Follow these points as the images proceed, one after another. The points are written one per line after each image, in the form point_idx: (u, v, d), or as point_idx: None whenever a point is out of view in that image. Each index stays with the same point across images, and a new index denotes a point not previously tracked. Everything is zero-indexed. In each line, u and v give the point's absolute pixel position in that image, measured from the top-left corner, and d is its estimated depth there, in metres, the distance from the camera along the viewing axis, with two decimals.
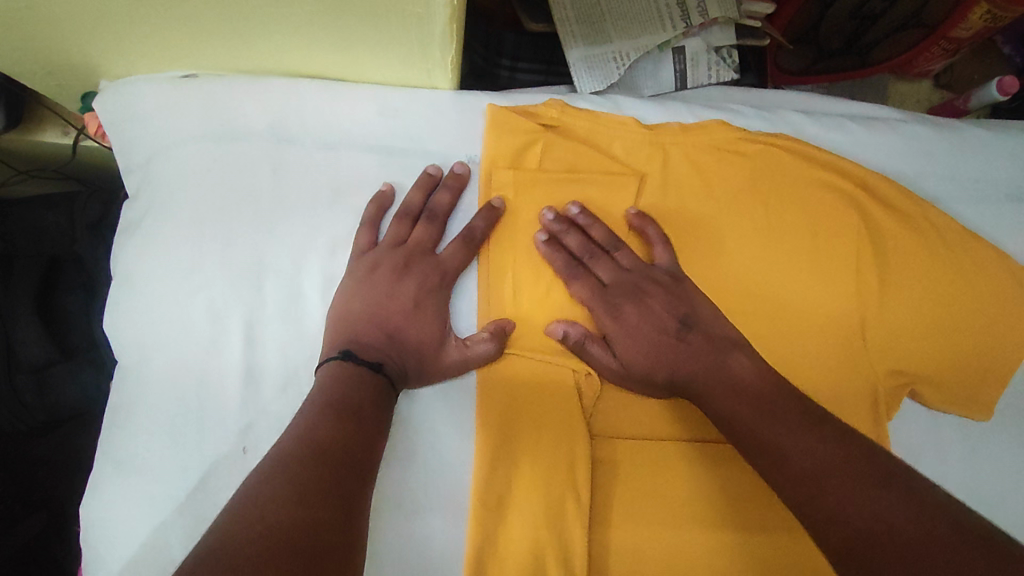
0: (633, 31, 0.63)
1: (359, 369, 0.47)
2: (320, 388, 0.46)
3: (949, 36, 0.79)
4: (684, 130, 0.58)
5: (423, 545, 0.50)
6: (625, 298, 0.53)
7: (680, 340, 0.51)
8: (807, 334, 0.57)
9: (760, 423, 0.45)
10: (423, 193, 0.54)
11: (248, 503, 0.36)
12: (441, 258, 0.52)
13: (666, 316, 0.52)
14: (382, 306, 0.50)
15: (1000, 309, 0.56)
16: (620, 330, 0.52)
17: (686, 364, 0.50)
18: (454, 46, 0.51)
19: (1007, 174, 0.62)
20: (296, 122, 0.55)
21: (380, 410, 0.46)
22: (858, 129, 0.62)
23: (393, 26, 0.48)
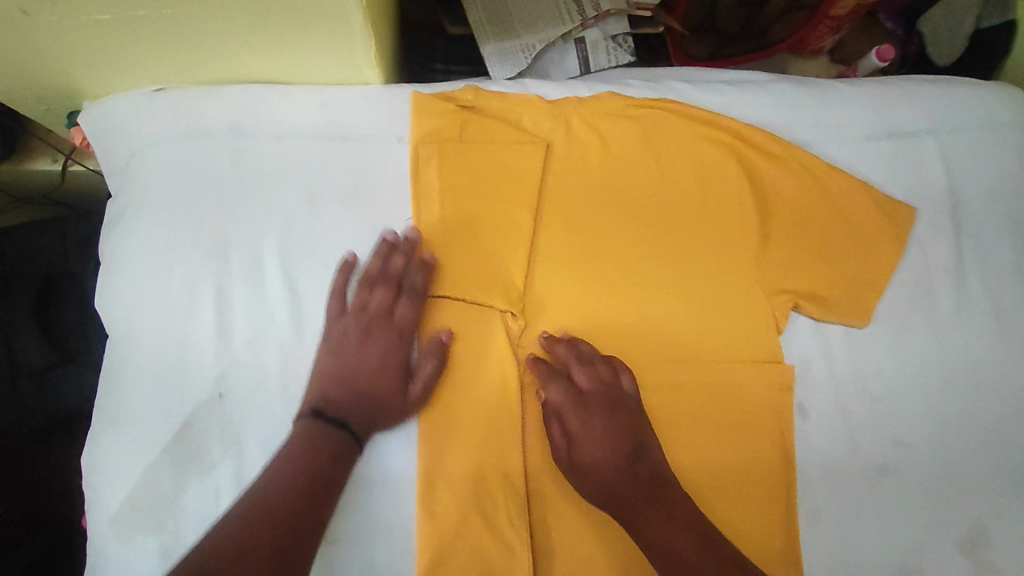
0: (536, 26, 0.73)
1: (328, 428, 0.54)
2: (276, 459, 0.52)
3: (830, 15, 0.90)
4: (583, 102, 0.68)
5: (381, 462, 0.61)
6: (598, 407, 0.59)
7: (636, 454, 0.57)
8: (707, 373, 0.65)
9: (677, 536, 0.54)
10: (382, 257, 0.61)
11: (224, 536, 0.46)
12: (399, 321, 0.60)
13: (626, 437, 0.58)
14: (348, 347, 0.59)
15: (868, 231, 0.68)
16: (589, 439, 0.58)
17: (633, 489, 0.56)
18: (375, 41, 0.61)
19: (868, 117, 0.71)
20: (252, 120, 0.64)
21: (327, 465, 0.52)
22: (735, 91, 0.71)
23: (322, 27, 0.57)
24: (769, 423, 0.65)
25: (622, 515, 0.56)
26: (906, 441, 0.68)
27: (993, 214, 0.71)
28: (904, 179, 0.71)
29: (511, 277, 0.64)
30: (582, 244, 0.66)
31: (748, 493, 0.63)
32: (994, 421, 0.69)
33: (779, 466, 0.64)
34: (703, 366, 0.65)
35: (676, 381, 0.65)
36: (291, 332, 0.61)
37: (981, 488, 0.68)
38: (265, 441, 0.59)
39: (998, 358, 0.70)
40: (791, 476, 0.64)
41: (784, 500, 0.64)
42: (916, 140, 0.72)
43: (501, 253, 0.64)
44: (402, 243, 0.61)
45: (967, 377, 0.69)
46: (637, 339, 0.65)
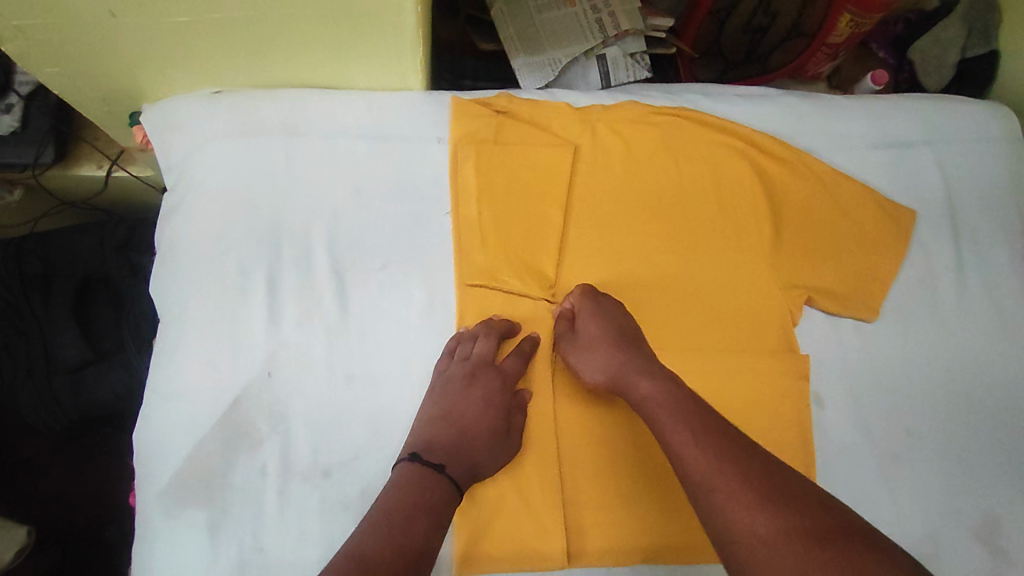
0: (562, 42, 0.78)
1: (425, 468, 0.58)
2: (394, 486, 0.56)
3: (828, 43, 0.96)
4: (607, 110, 0.73)
5: None
6: (596, 318, 0.64)
7: (635, 343, 0.63)
8: (721, 337, 0.69)
9: (665, 402, 0.56)
10: (474, 342, 0.65)
11: (349, 552, 0.50)
12: (503, 369, 0.65)
13: (628, 330, 0.65)
14: (447, 387, 0.63)
15: (872, 233, 0.73)
16: (589, 348, 0.63)
17: (626, 379, 0.60)
18: (423, 49, 0.66)
19: (871, 128, 0.77)
20: (304, 119, 0.69)
21: (437, 503, 0.56)
22: (746, 102, 0.76)
23: (377, 32, 0.63)
24: (790, 409, 0.68)
25: (622, 381, 0.60)
26: (918, 432, 0.70)
27: (988, 220, 0.76)
28: (904, 184, 0.76)
29: (542, 267, 0.68)
30: (608, 236, 0.70)
31: (771, 451, 0.67)
32: (1004, 414, 0.71)
33: (799, 448, 0.67)
34: (725, 354, 0.69)
35: (699, 358, 0.68)
36: (337, 316, 0.65)
37: (1000, 483, 0.69)
38: (312, 419, 0.63)
39: (1003, 353, 0.73)
40: (810, 459, 0.67)
41: (804, 468, 0.67)
42: (912, 150, 0.77)
43: (533, 246, 0.68)
44: (495, 325, 0.65)
45: (975, 371, 0.72)
46: (660, 314, 0.69)
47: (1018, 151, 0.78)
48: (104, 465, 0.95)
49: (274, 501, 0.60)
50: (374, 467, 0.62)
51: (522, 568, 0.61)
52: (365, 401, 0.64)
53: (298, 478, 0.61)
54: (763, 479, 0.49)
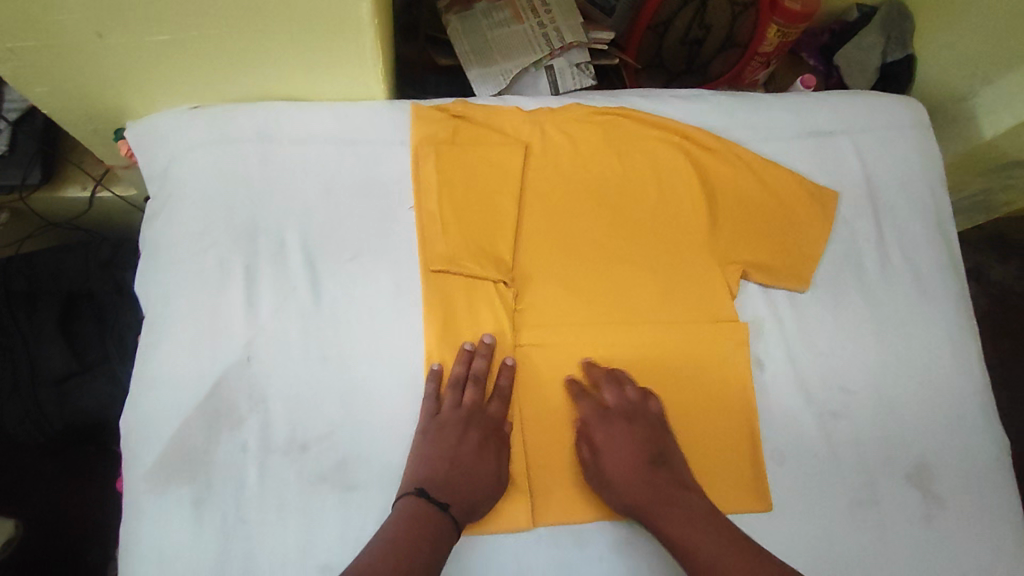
0: (512, 55, 0.86)
1: (430, 507, 0.61)
2: (403, 522, 0.60)
3: (759, 52, 1.06)
4: (554, 112, 0.80)
5: (392, 419, 0.68)
6: (620, 419, 0.69)
7: (651, 456, 0.68)
8: (662, 304, 0.76)
9: (691, 531, 0.63)
10: (461, 386, 0.69)
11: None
12: (491, 415, 0.69)
13: (647, 447, 0.69)
14: (444, 432, 0.66)
15: (798, 212, 0.81)
16: (612, 446, 0.68)
17: (650, 493, 0.66)
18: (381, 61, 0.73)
19: (793, 121, 0.85)
20: (277, 128, 0.75)
21: (435, 549, 0.59)
22: (681, 101, 0.84)
23: (340, 46, 0.70)
24: (734, 379, 0.74)
25: (648, 515, 0.65)
26: (851, 390, 0.77)
27: (903, 197, 0.84)
28: (825, 169, 0.84)
29: (500, 255, 0.74)
30: (557, 226, 0.77)
31: (715, 411, 0.73)
32: (927, 369, 0.79)
33: (743, 411, 0.73)
34: (673, 335, 0.75)
35: (643, 323, 0.75)
36: (311, 305, 0.70)
37: (926, 431, 0.76)
38: (289, 399, 0.67)
39: (923, 315, 0.80)
40: (755, 420, 0.73)
41: (747, 426, 0.73)
42: (831, 138, 0.85)
43: (491, 236, 0.74)
44: (481, 349, 0.70)
45: (899, 333, 0.79)
46: (606, 284, 0.76)
47: (926, 136, 0.87)
48: (88, 479, 0.98)
49: (254, 476, 0.64)
50: (350, 440, 0.67)
51: (490, 530, 0.66)
52: (339, 381, 0.69)
53: (277, 453, 0.65)
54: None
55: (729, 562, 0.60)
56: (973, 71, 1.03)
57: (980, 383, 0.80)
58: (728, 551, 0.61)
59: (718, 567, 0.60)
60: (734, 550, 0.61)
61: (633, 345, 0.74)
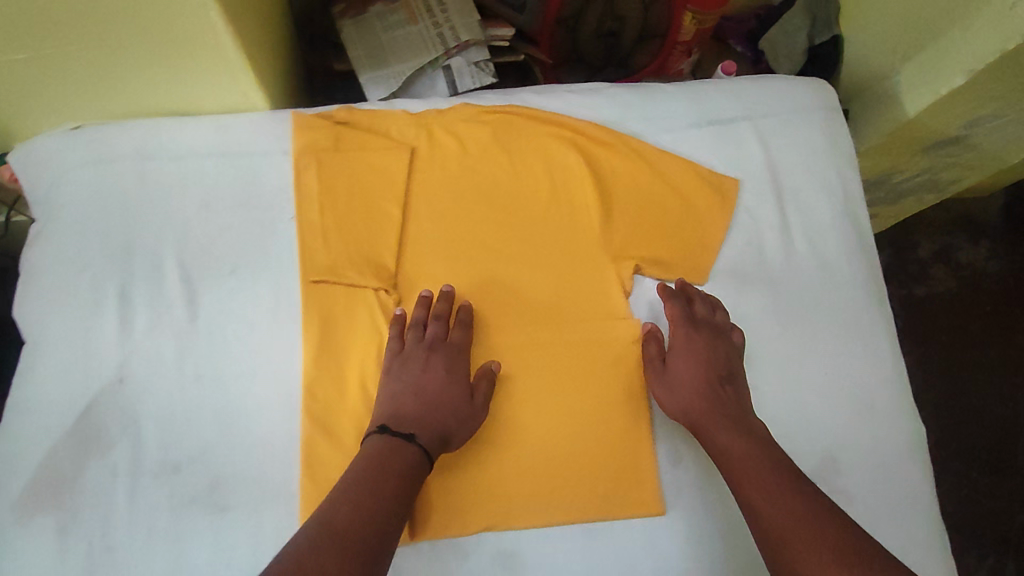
0: (405, 56, 0.84)
1: (396, 439, 0.62)
2: (366, 465, 0.60)
3: (679, 41, 1.05)
4: (441, 113, 0.79)
5: (268, 436, 0.68)
6: (704, 330, 0.72)
7: (723, 373, 0.70)
8: (555, 305, 0.74)
9: (746, 444, 0.64)
10: (421, 321, 0.70)
11: (323, 516, 0.55)
12: (456, 343, 0.70)
13: (721, 364, 0.71)
14: (410, 365, 0.68)
15: (696, 204, 0.79)
16: (688, 352, 0.71)
17: (715, 404, 0.68)
18: (249, 67, 0.71)
19: (691, 111, 0.83)
20: (155, 144, 0.74)
21: (402, 492, 0.59)
22: (574, 96, 0.82)
23: (199, 55, 0.68)
24: (616, 386, 0.73)
25: (703, 421, 0.67)
26: (753, 384, 0.75)
27: (810, 184, 0.82)
28: (726, 159, 0.82)
29: (383, 263, 0.73)
30: (446, 229, 0.75)
31: (603, 415, 0.72)
32: (835, 361, 0.76)
33: (624, 420, 0.72)
34: (558, 343, 0.73)
35: (533, 327, 0.73)
36: (188, 323, 0.70)
37: (834, 424, 0.74)
38: (162, 419, 0.67)
39: (830, 304, 0.78)
40: (638, 426, 0.72)
41: (635, 430, 0.72)
42: (733, 126, 0.83)
43: (375, 243, 0.73)
44: (441, 294, 0.71)
45: (804, 324, 0.77)
46: (495, 289, 0.74)
47: (835, 121, 0.85)
48: None
49: (123, 501, 0.64)
50: (226, 459, 0.67)
51: None
52: (217, 397, 0.68)
53: (148, 475, 0.65)
54: (819, 543, 0.55)
55: (777, 478, 0.61)
56: (892, 48, 1.00)
57: (893, 373, 0.77)
58: (777, 469, 0.62)
59: (759, 477, 0.61)
60: (782, 468, 0.62)
61: (524, 350, 0.73)
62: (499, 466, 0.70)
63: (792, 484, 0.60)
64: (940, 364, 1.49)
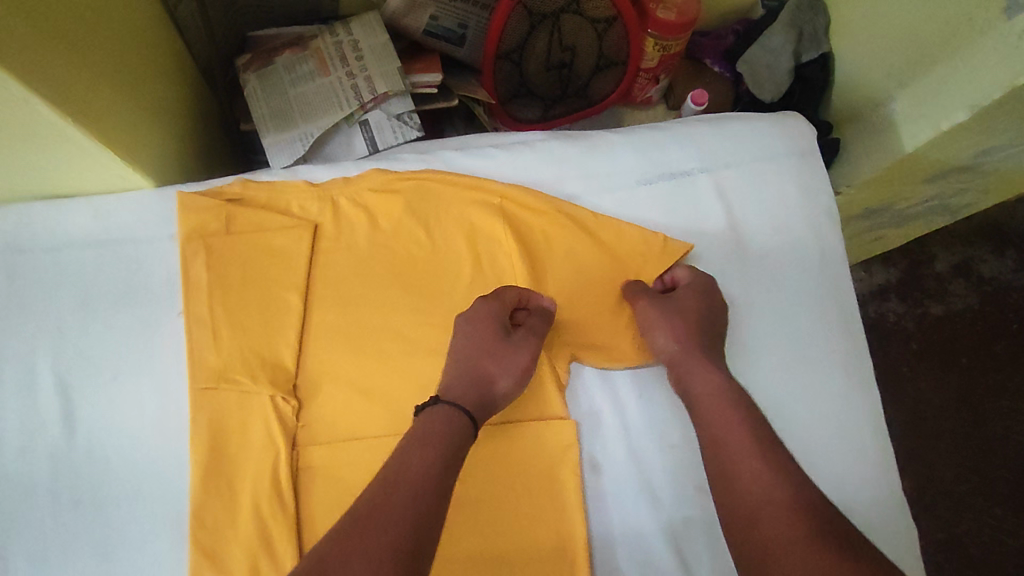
0: (314, 114, 0.75)
1: (438, 407, 0.57)
2: (396, 457, 0.51)
3: (643, 68, 0.95)
4: (348, 181, 0.69)
5: (151, 570, 0.59)
6: (708, 291, 0.67)
7: (713, 337, 0.66)
8: None
9: (737, 410, 0.58)
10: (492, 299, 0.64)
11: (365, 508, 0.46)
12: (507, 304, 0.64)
13: (711, 319, 0.66)
14: (471, 324, 0.63)
15: (642, 278, 0.70)
16: (686, 301, 0.66)
17: (698, 361, 0.63)
18: (115, 150, 0.61)
19: (638, 165, 0.72)
20: (28, 235, 0.66)
21: (438, 487, 0.50)
22: (502, 153, 0.72)
23: (53, 144, 0.58)
24: (545, 504, 0.63)
25: (676, 373, 0.64)
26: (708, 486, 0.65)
27: (781, 246, 0.72)
28: (681, 220, 0.72)
29: (282, 361, 0.64)
30: (354, 319, 0.66)
31: (534, 536, 0.63)
32: (806, 456, 0.67)
33: (552, 547, 0.62)
34: (480, 453, 0.64)
35: None
36: (64, 441, 0.62)
37: None
38: (34, 553, 0.59)
39: (803, 388, 0.69)
40: (570, 551, 0.62)
41: (569, 552, 0.62)
42: (689, 179, 0.73)
43: (271, 338, 0.65)
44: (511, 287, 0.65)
45: (770, 411, 0.68)
46: (407, 389, 0.65)
47: (810, 167, 0.75)
48: None
49: None
50: None
51: None
52: (95, 525, 0.60)
53: None
54: (809, 517, 0.48)
55: (767, 445, 0.55)
56: (886, 70, 0.87)
57: (875, 463, 0.68)
58: (764, 437, 0.55)
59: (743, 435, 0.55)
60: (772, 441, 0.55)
61: None
62: None
63: (763, 437, 0.55)
64: (959, 390, 1.30)
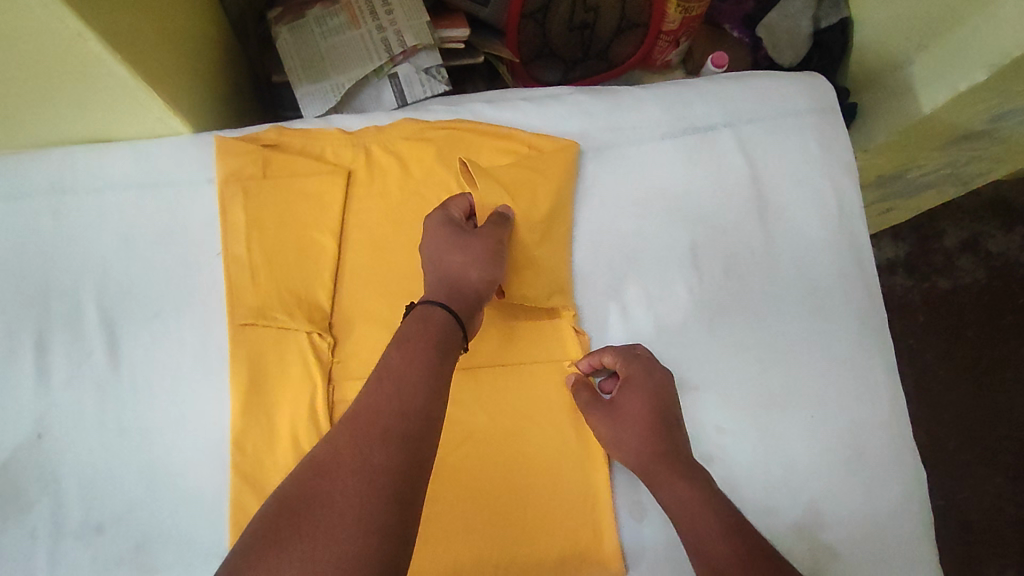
0: (346, 67, 0.77)
1: (423, 306, 0.57)
2: (398, 357, 0.52)
3: (664, 31, 0.94)
4: (381, 130, 0.71)
5: (196, 494, 0.63)
6: (631, 392, 0.63)
7: (669, 429, 0.62)
8: (505, 347, 0.68)
9: (707, 521, 0.54)
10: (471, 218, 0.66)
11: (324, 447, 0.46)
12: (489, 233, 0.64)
13: (654, 416, 0.62)
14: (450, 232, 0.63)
15: (663, 229, 0.72)
16: (625, 398, 0.64)
17: (672, 474, 0.59)
18: (158, 94, 0.63)
19: (662, 119, 0.74)
20: (71, 176, 0.68)
21: (423, 405, 0.49)
22: (529, 106, 0.74)
23: (101, 86, 0.60)
24: (568, 439, 0.67)
25: (652, 481, 0.60)
26: (725, 426, 0.68)
27: (799, 199, 0.74)
28: (703, 173, 0.74)
29: (318, 301, 0.67)
30: (386, 261, 0.69)
31: (559, 464, 0.66)
32: (820, 401, 0.70)
33: (575, 477, 0.66)
34: (507, 391, 0.67)
35: (480, 371, 0.67)
36: (109, 372, 0.65)
37: (816, 467, 0.68)
38: (83, 478, 0.62)
39: (819, 337, 0.71)
40: (591, 481, 0.66)
41: (592, 479, 0.66)
42: (711, 133, 0.74)
43: (308, 278, 0.67)
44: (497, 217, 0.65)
45: (786, 357, 0.70)
46: None
47: (830, 124, 0.76)
48: None
49: (46, 566, 0.60)
50: (149, 519, 0.62)
51: None
52: (140, 452, 0.63)
53: (68, 537, 0.61)
54: None
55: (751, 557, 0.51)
56: (908, 32, 0.87)
57: (887, 408, 0.71)
58: (742, 546, 0.52)
59: (725, 540, 0.52)
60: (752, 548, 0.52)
61: (470, 397, 0.67)
62: (499, 527, 0.64)
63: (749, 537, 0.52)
64: (965, 361, 1.32)
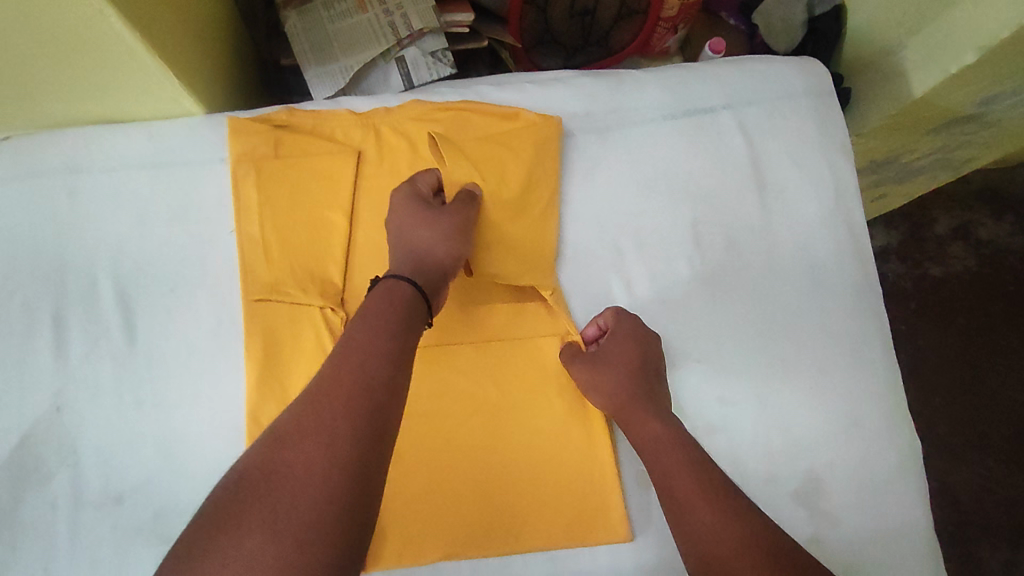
0: (354, 49, 0.79)
1: (396, 281, 0.58)
2: (361, 329, 0.52)
3: (662, 17, 0.95)
4: (391, 111, 0.73)
5: (212, 464, 0.64)
6: (615, 342, 0.66)
7: (648, 377, 0.65)
8: (514, 322, 0.70)
9: (682, 478, 0.57)
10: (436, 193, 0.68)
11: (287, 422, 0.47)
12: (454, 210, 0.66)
13: (634, 365, 0.65)
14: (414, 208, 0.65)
15: (665, 207, 0.74)
16: (609, 349, 0.66)
17: (651, 431, 0.61)
18: (173, 73, 0.64)
19: (663, 100, 0.76)
20: (85, 155, 0.69)
21: (383, 375, 0.50)
22: (534, 88, 0.75)
23: (118, 65, 0.61)
24: (575, 411, 0.69)
25: (625, 421, 0.64)
26: (726, 397, 0.70)
27: (796, 178, 0.77)
28: (703, 153, 0.76)
29: (330, 278, 0.68)
30: None
31: (568, 435, 0.68)
32: (817, 373, 0.72)
33: (582, 446, 0.68)
34: (516, 364, 0.69)
35: (490, 345, 0.69)
36: (126, 347, 0.66)
37: (813, 437, 0.70)
38: (101, 449, 0.64)
39: (816, 310, 0.74)
40: (598, 451, 0.68)
41: (600, 449, 0.68)
42: (711, 115, 0.76)
43: (321, 255, 0.69)
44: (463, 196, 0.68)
45: (784, 331, 0.73)
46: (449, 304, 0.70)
47: (825, 106, 0.79)
48: None
49: (65, 534, 0.62)
50: (166, 488, 0.63)
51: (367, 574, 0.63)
52: (158, 424, 0.65)
53: (87, 506, 0.63)
54: None
55: (725, 514, 0.55)
56: (900, 18, 0.89)
57: (882, 380, 0.73)
58: (713, 502, 0.55)
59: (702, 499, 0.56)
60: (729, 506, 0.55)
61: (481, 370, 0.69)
62: (509, 496, 0.66)
63: (724, 491, 0.56)
64: (956, 345, 1.35)
